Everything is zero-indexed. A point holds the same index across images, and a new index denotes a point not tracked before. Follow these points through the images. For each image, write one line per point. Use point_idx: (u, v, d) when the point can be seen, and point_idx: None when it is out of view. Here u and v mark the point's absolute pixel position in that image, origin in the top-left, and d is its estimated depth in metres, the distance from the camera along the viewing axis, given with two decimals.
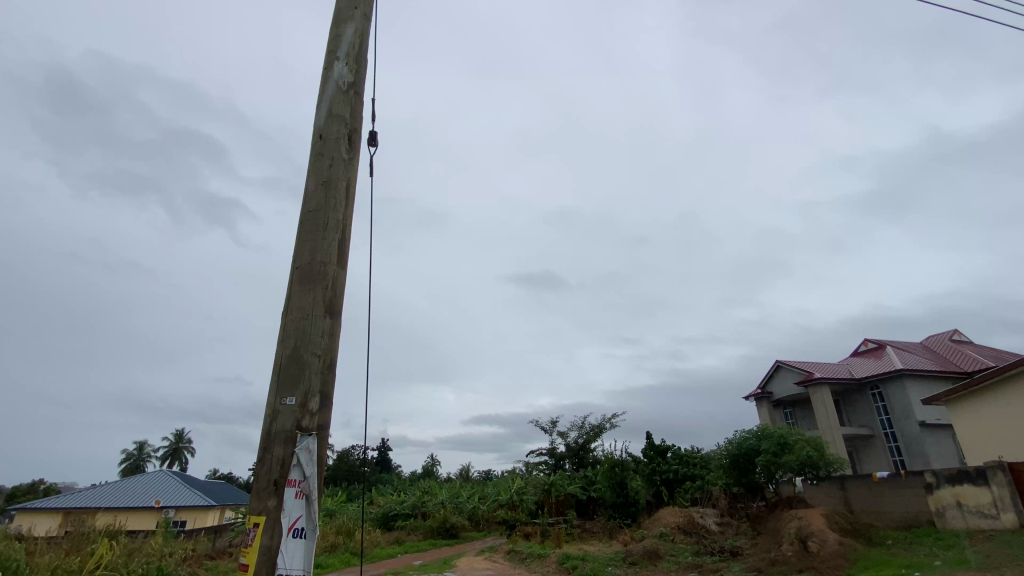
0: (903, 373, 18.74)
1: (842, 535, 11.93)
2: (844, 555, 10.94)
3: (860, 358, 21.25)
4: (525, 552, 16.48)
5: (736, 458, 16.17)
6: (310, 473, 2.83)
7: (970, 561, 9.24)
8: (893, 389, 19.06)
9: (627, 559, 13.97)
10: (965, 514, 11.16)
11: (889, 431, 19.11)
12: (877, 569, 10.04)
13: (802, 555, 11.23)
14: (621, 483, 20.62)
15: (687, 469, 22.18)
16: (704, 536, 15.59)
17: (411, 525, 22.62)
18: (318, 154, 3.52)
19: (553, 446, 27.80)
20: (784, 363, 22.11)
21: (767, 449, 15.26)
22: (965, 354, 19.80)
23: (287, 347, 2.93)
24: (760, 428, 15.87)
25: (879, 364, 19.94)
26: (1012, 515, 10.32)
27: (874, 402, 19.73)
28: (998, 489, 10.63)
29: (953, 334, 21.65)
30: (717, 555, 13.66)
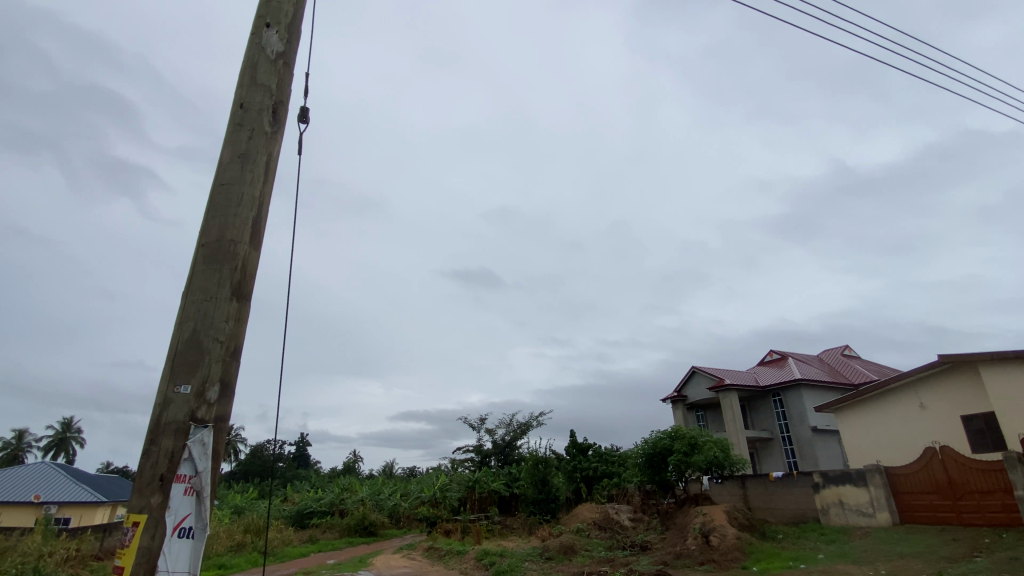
0: (801, 383, 20.54)
1: (740, 530, 12.89)
2: (740, 548, 11.83)
3: (766, 367, 23.06)
4: (444, 549, 16.33)
5: (651, 457, 17.03)
6: (202, 468, 2.60)
7: (849, 555, 10.28)
8: (791, 396, 20.87)
9: (544, 554, 14.28)
10: (845, 511, 12.42)
11: (785, 435, 20.91)
12: (769, 562, 10.93)
13: (704, 549, 12.01)
14: (543, 480, 21.01)
15: (606, 467, 23.04)
16: (617, 531, 16.29)
17: (327, 523, 21.74)
18: (236, 125, 3.25)
19: (479, 443, 27.84)
20: (699, 369, 23.52)
21: (680, 449, 16.16)
22: (853, 368, 22.06)
23: (184, 331, 2.67)
24: (674, 429, 16.79)
25: (782, 373, 21.73)
26: (885, 513, 11.65)
27: (775, 408, 21.48)
28: (874, 490, 11.92)
29: (844, 349, 24.06)
30: (628, 549, 14.32)
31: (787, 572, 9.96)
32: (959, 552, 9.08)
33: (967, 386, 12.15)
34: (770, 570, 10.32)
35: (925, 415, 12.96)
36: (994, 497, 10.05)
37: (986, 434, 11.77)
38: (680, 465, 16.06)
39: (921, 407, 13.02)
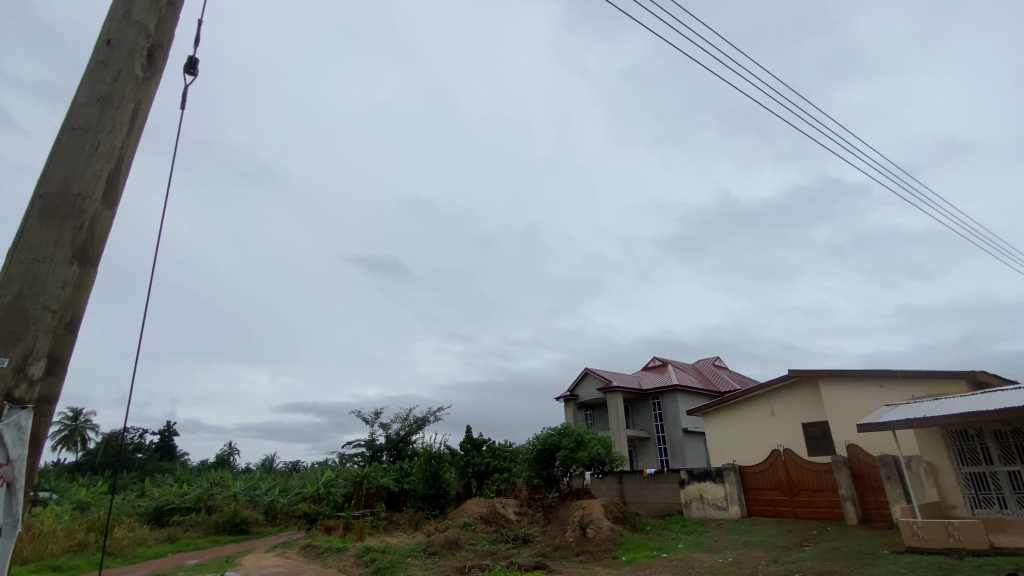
0: (678, 389, 22.51)
1: (614, 522, 13.80)
2: (613, 539, 12.66)
3: (649, 372, 24.95)
4: (322, 547, 15.54)
5: (540, 452, 17.64)
6: (16, 456, 2.23)
7: (704, 544, 11.46)
8: (668, 400, 22.78)
9: (427, 550, 14.18)
10: (704, 505, 13.83)
11: (660, 435, 22.78)
12: (637, 552, 11.83)
13: (581, 540, 12.70)
14: (434, 475, 20.85)
15: (497, 462, 23.48)
16: (502, 525, 16.65)
17: (190, 521, 19.69)
18: (98, 63, 2.82)
19: (371, 437, 26.95)
20: (592, 371, 24.82)
21: (567, 446, 16.93)
22: (721, 377, 24.63)
23: (3, 293, 2.24)
24: (563, 426, 17.54)
25: (662, 379, 23.65)
26: (736, 507, 13.12)
27: (653, 410, 23.33)
28: (729, 486, 13.39)
29: (715, 360, 26.78)
30: (511, 542, 14.71)
31: (652, 560, 10.83)
32: (792, 541, 10.48)
33: (809, 398, 14.07)
34: (638, 559, 11.17)
35: (774, 422, 14.80)
36: (823, 495, 11.75)
37: (819, 440, 13.64)
38: (566, 461, 16.81)
39: (772, 414, 14.87)
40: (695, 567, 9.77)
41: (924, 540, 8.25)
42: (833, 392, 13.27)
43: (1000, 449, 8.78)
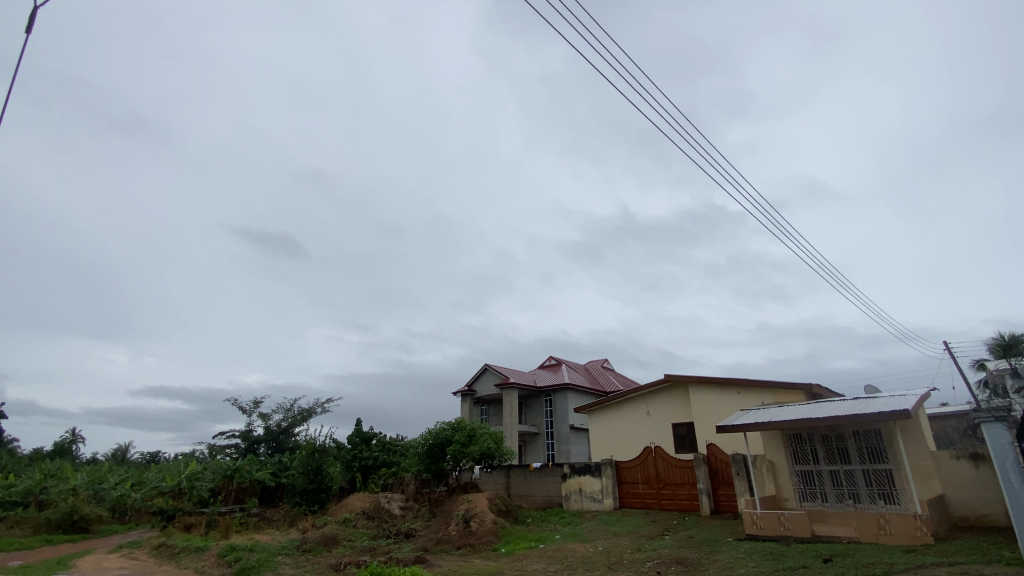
0: (568, 387, 23.59)
1: (497, 515, 14.09)
2: (494, 532, 12.92)
3: (544, 371, 25.88)
4: (179, 546, 14.01)
5: (431, 447, 17.50)
6: None
7: (578, 535, 12.15)
8: (559, 398, 23.78)
9: (300, 547, 13.40)
10: (582, 497, 14.66)
11: (549, 430, 23.73)
12: (516, 543, 12.21)
13: (463, 533, 12.80)
14: (317, 469, 19.77)
15: (385, 457, 22.88)
16: (385, 520, 16.24)
17: (12, 518, 16.73)
18: None
19: (248, 428, 24.88)
20: (490, 366, 25.18)
21: (459, 440, 16.97)
22: (608, 378, 26.24)
23: None
24: (457, 421, 17.56)
25: (555, 377, 24.64)
26: (610, 499, 14.08)
27: (545, 407, 24.25)
28: (605, 480, 14.33)
29: (604, 362, 28.48)
30: (392, 537, 14.40)
31: (529, 552, 11.23)
32: (655, 531, 11.45)
33: (679, 401, 15.49)
34: (517, 551, 11.52)
35: (649, 421, 16.09)
36: (684, 488, 12.99)
37: (685, 439, 15.06)
38: (456, 455, 16.83)
39: (648, 414, 16.15)
40: (568, 557, 10.29)
41: (761, 528, 9.47)
42: (700, 396, 14.73)
43: (825, 450, 10.26)
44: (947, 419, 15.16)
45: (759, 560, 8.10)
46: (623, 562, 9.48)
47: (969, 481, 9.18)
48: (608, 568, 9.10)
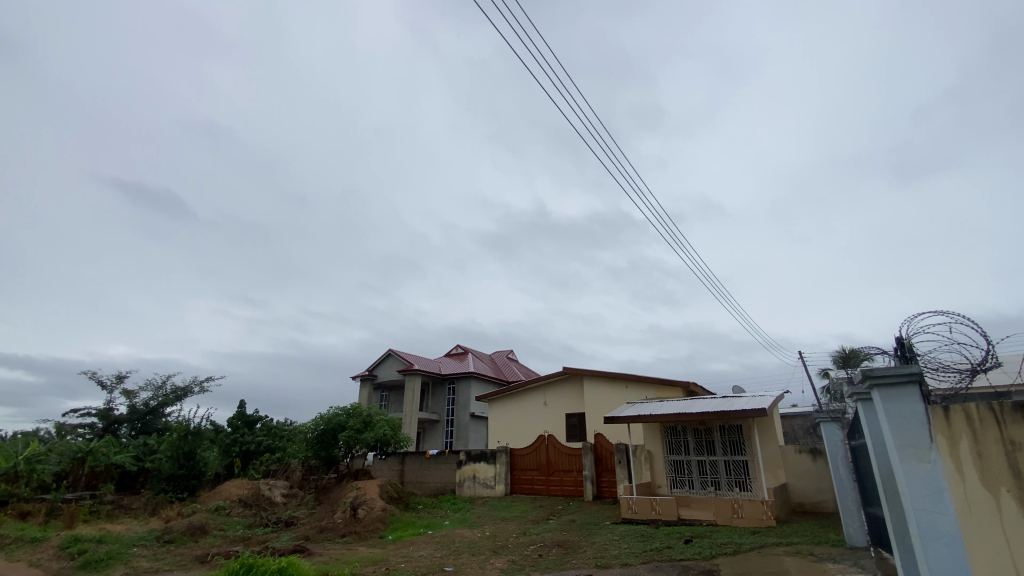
0: (472, 375, 23.67)
1: (387, 502, 13.83)
2: (382, 519, 12.66)
3: (449, 359, 25.75)
4: (7, 537, 12.02)
5: (322, 432, 16.67)
6: None
7: (467, 521, 12.31)
8: (462, 385, 23.79)
9: (161, 537, 12.11)
10: (475, 484, 14.87)
11: (449, 418, 23.70)
12: (404, 530, 12.08)
13: (349, 521, 12.38)
14: (188, 454, 18.01)
15: (270, 442, 21.42)
16: (264, 507, 15.22)
17: None
18: None
19: (108, 406, 21.97)
20: (393, 352, 24.57)
21: (353, 426, 16.36)
22: (511, 369, 26.75)
23: None
24: (352, 406, 16.92)
25: (460, 365, 24.62)
26: (502, 485, 14.43)
27: (447, 395, 24.17)
28: (499, 467, 14.65)
29: (510, 353, 28.98)
30: (270, 526, 13.55)
31: (417, 538, 11.17)
32: (540, 516, 11.93)
33: (575, 392, 16.19)
34: (404, 537, 11.39)
35: (545, 411, 16.67)
36: (570, 475, 13.66)
37: (576, 428, 15.73)
38: (349, 441, 16.19)
39: (545, 404, 16.73)
40: (455, 542, 10.38)
41: (635, 512, 10.26)
42: (594, 389, 15.53)
43: (695, 442, 11.37)
44: (795, 418, 17.48)
45: (631, 541, 8.78)
46: (507, 546, 9.77)
47: (806, 471, 10.68)
48: (493, 552, 9.34)
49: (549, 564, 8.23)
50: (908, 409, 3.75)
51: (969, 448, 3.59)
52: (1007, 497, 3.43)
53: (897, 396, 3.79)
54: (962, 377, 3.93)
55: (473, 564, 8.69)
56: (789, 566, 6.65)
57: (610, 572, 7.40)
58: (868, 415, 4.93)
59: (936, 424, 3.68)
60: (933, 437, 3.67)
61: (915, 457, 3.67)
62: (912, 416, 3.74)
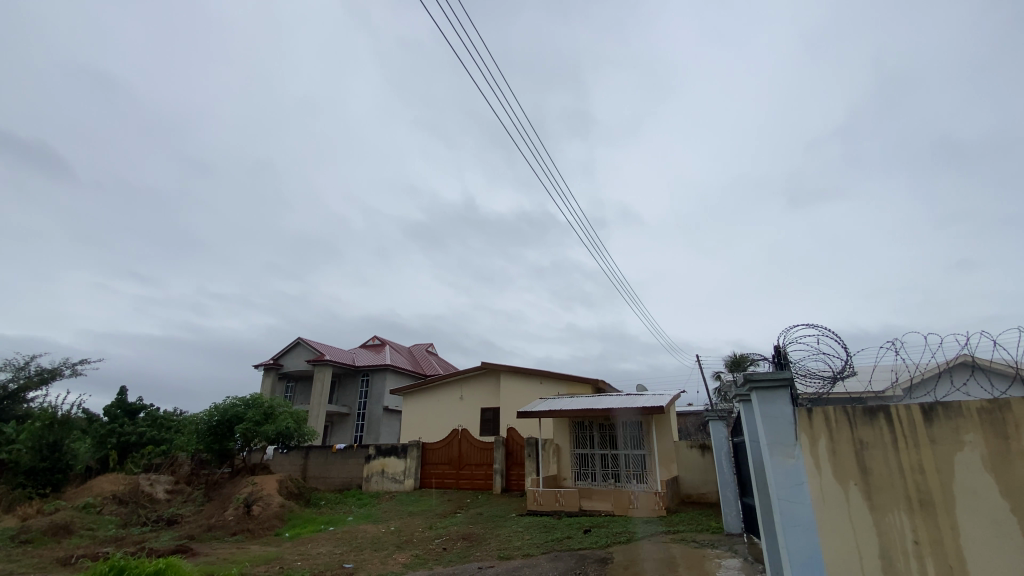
0: (388, 368, 22.92)
1: (286, 498, 13.10)
2: (279, 516, 11.97)
3: (364, 350, 24.87)
4: None
5: (217, 424, 15.40)
6: None
7: (372, 516, 12.00)
8: (376, 378, 23.03)
9: (14, 539, 10.55)
10: (383, 478, 14.53)
11: (360, 411, 22.91)
12: (303, 527, 11.51)
13: (242, 519, 11.57)
14: (53, 445, 15.79)
15: (155, 433, 19.41)
16: (144, 505, 13.79)
17: None
18: None
19: None
20: (304, 340, 23.30)
21: (252, 418, 15.27)
22: (430, 363, 26.37)
23: None
24: (252, 397, 15.80)
25: (375, 357, 23.84)
26: (410, 480, 14.22)
27: (360, 387, 23.36)
28: (409, 461, 14.43)
29: (429, 346, 28.52)
30: (149, 525, 12.31)
31: (317, 534, 10.70)
32: (448, 509, 11.92)
33: (490, 387, 16.29)
34: (302, 534, 10.86)
35: (460, 405, 16.64)
36: (480, 469, 13.77)
37: (490, 423, 15.85)
38: (247, 434, 15.12)
39: (461, 399, 16.70)
40: (357, 538, 10.08)
41: (540, 504, 10.57)
42: (509, 385, 15.74)
43: (600, 436, 11.95)
44: (690, 416, 18.92)
45: (534, 532, 9.04)
46: (412, 540, 9.66)
47: (695, 465, 11.60)
48: (397, 547, 9.17)
49: (452, 558, 8.25)
50: (779, 410, 4.21)
51: (825, 445, 4.05)
52: (853, 489, 3.91)
53: (771, 398, 4.24)
54: (824, 383, 4.47)
55: (375, 560, 8.49)
56: (675, 552, 7.21)
57: (512, 562, 7.58)
58: (748, 415, 5.46)
59: (801, 424, 4.15)
60: (798, 436, 4.14)
61: (782, 453, 4.14)
62: (782, 417, 4.20)
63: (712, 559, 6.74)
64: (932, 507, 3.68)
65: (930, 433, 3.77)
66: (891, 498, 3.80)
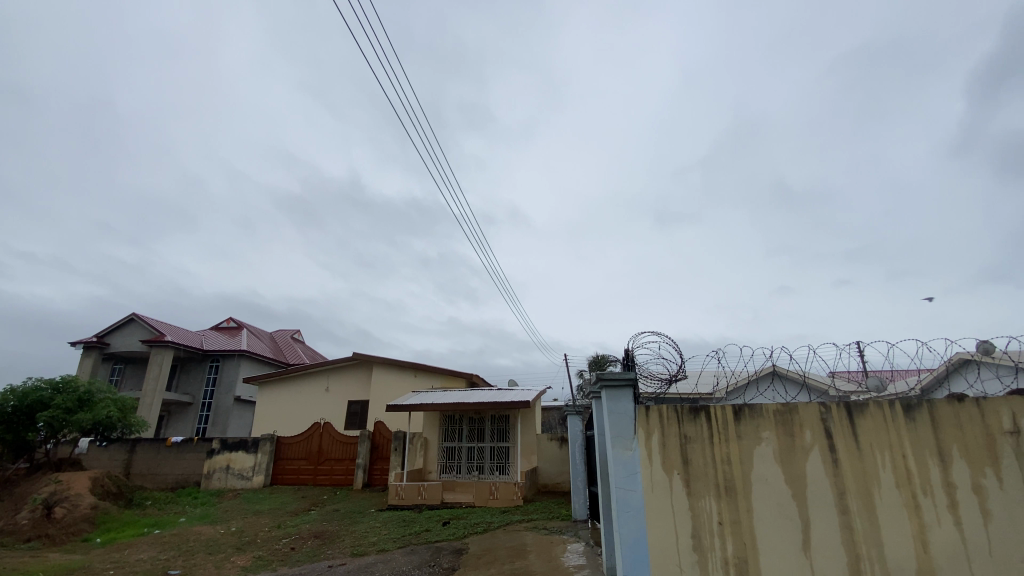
0: (243, 354, 20.70)
1: (100, 499, 11.22)
2: (90, 519, 10.22)
3: (216, 333, 22.28)
4: None
5: (10, 412, 12.63)
6: None
7: (209, 516, 10.81)
8: (228, 365, 20.73)
9: None
10: (227, 475, 13.17)
11: (205, 401, 20.53)
12: (119, 531, 9.96)
13: (38, 523, 9.67)
14: None
15: None
16: None
17: None
18: None
19: None
20: (139, 317, 20.19)
21: (61, 404, 12.84)
22: (294, 351, 24.46)
23: None
24: (63, 379, 13.29)
25: (229, 341, 21.46)
26: (260, 476, 13.09)
27: (208, 374, 20.90)
28: (260, 456, 13.26)
29: (296, 333, 26.42)
30: None
31: (137, 540, 9.33)
32: (301, 507, 11.19)
33: (359, 379, 15.59)
34: (118, 540, 9.41)
35: (325, 397, 15.73)
36: (341, 464, 13.14)
37: (355, 416, 15.18)
38: (53, 423, 12.64)
39: (326, 390, 15.78)
40: (187, 542, 8.98)
41: (401, 499, 10.40)
42: (380, 377, 15.24)
43: (468, 430, 12.13)
44: (553, 410, 20.07)
45: (391, 527, 8.88)
46: (255, 541, 8.89)
47: (554, 457, 12.33)
48: (236, 550, 8.35)
49: (299, 558, 7.74)
50: (623, 407, 4.65)
51: (657, 439, 4.55)
52: (676, 477, 4.45)
53: (617, 396, 4.67)
54: (661, 384, 5.01)
55: (207, 564, 7.65)
56: (526, 540, 7.58)
57: (364, 559, 7.34)
58: (599, 411, 5.93)
59: (640, 420, 4.61)
60: (636, 430, 4.60)
61: (622, 445, 4.58)
62: (625, 413, 4.64)
63: (559, 545, 7.23)
64: (734, 492, 4.32)
65: (738, 429, 4.42)
66: (704, 485, 4.39)
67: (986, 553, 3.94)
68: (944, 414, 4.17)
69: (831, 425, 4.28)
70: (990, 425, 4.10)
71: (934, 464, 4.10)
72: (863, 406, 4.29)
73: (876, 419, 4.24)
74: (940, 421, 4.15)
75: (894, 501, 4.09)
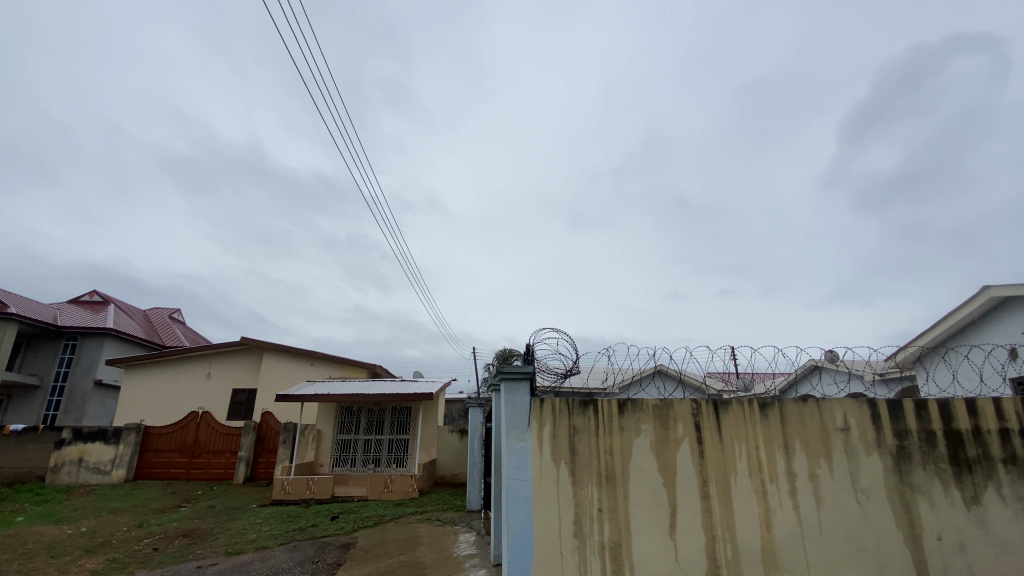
0: (109, 332, 18.30)
1: None
2: None
3: (75, 308, 19.47)
4: None
5: None
6: None
7: (54, 515, 9.45)
8: (88, 344, 18.21)
9: None
10: (79, 469, 11.58)
11: (57, 384, 17.90)
12: None
13: None
14: None
15: None
16: None
17: None
18: None
19: None
20: None
21: None
22: (172, 332, 22.06)
23: None
24: None
25: (90, 317, 18.84)
26: (121, 471, 11.66)
27: (62, 353, 18.22)
28: (122, 448, 11.81)
29: (175, 312, 23.85)
30: None
31: None
32: (170, 503, 10.17)
33: (247, 366, 14.46)
34: None
35: (207, 384, 14.41)
36: (221, 456, 12.11)
37: (241, 406, 14.07)
38: None
39: (208, 376, 14.46)
40: (23, 544, 7.77)
41: (288, 493, 9.83)
42: (272, 364, 14.27)
43: (366, 421, 11.76)
44: (456, 403, 20.11)
45: (274, 523, 8.36)
46: (110, 542, 7.92)
47: (453, 449, 12.35)
48: (86, 552, 7.39)
49: (164, 558, 7.02)
50: (518, 399, 4.77)
51: (548, 430, 4.72)
52: (563, 467, 4.65)
53: (514, 388, 4.79)
54: (557, 378, 5.22)
55: (46, 569, 6.66)
56: (418, 531, 7.52)
57: (240, 558, 6.84)
58: (497, 402, 6.04)
59: (534, 411, 4.76)
60: (529, 421, 4.74)
61: (516, 436, 4.69)
62: (520, 405, 4.77)
63: (450, 535, 7.26)
64: (614, 481, 4.61)
65: (621, 422, 4.73)
66: (588, 475, 4.64)
67: (816, 533, 4.57)
68: (791, 412, 4.77)
69: (701, 420, 4.73)
70: (826, 422, 4.75)
71: (780, 454, 4.68)
72: (728, 403, 4.79)
73: (737, 415, 4.74)
74: (788, 418, 4.75)
75: (746, 487, 4.60)
